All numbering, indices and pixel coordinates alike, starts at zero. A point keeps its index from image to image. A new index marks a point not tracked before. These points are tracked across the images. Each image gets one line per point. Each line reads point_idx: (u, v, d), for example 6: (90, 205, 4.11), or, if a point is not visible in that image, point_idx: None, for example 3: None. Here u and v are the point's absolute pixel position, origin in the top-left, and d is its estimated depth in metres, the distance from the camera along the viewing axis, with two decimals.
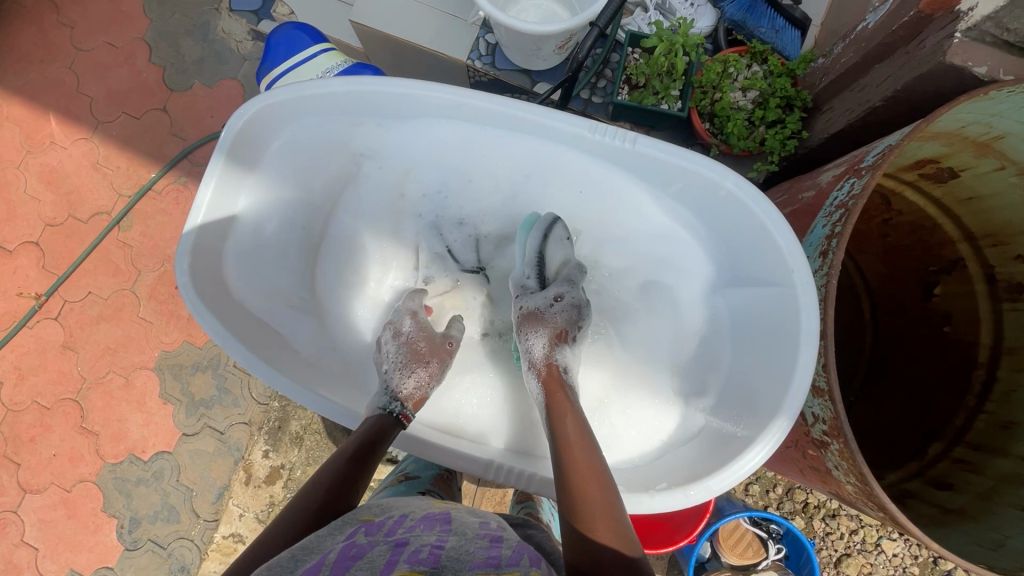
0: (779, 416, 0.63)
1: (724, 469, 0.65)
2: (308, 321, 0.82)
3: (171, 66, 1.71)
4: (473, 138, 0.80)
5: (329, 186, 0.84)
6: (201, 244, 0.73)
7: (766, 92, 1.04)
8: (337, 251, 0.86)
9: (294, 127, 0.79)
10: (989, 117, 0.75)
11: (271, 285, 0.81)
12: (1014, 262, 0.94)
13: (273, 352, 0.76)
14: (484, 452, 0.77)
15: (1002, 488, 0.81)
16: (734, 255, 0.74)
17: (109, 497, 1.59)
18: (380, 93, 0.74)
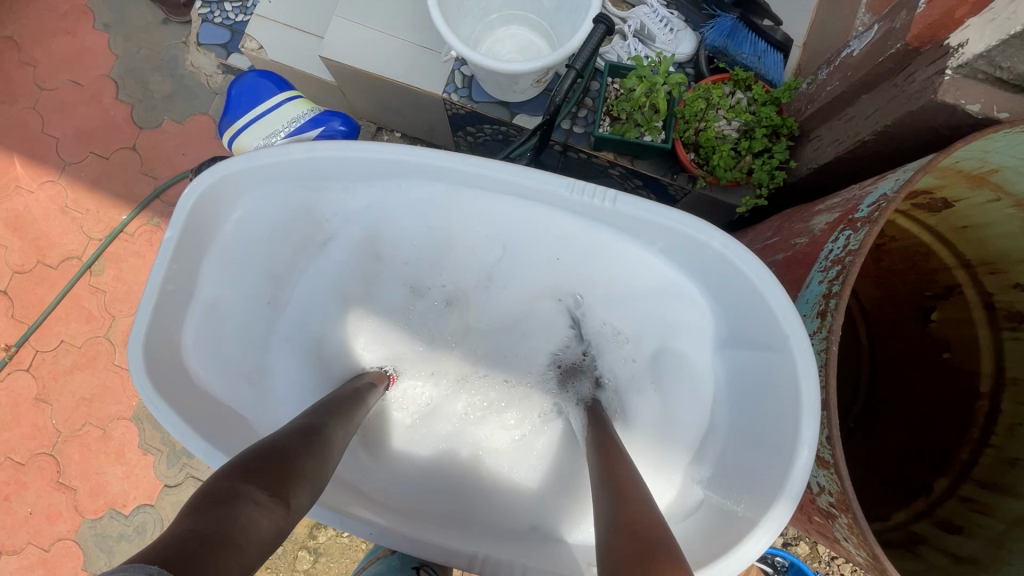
0: (785, 495, 0.57)
1: (725, 556, 0.59)
2: (280, 406, 0.75)
3: (139, 102, 1.65)
4: (446, 195, 0.76)
5: (294, 256, 0.78)
6: (157, 338, 0.66)
7: (751, 121, 1.01)
8: (309, 321, 0.80)
9: (253, 193, 0.73)
10: (984, 153, 0.72)
11: (238, 369, 0.74)
12: (1013, 290, 0.91)
13: (237, 442, 0.69)
14: (469, 540, 0.71)
15: (1015, 533, 0.78)
16: (729, 313, 0.69)
17: (89, 555, 1.52)
18: (341, 156, 0.69)
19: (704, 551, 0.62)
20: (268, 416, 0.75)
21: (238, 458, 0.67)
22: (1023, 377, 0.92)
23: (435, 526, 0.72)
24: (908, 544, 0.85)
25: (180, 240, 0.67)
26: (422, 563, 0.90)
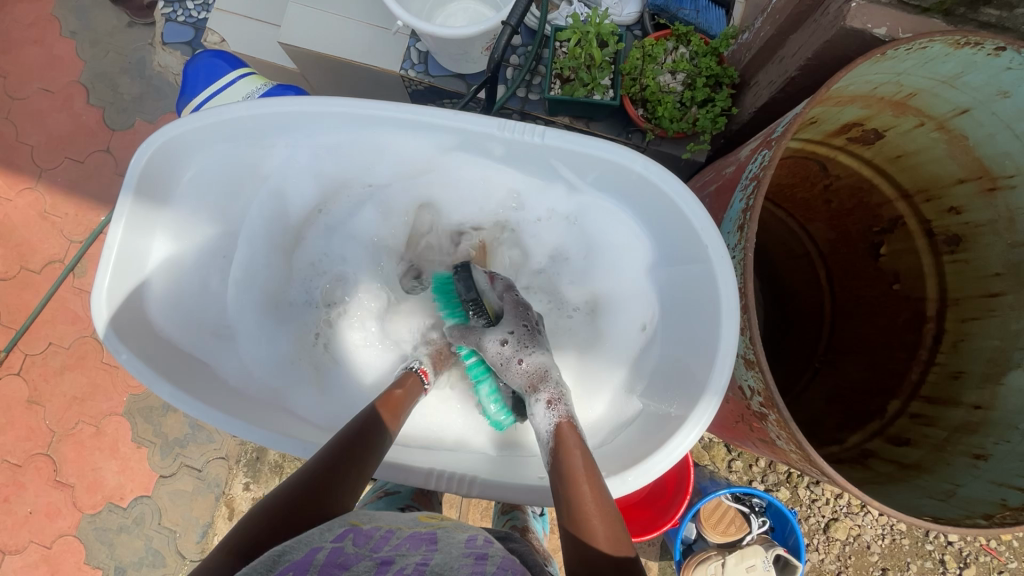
0: (707, 393, 0.63)
1: (660, 449, 0.65)
2: (236, 349, 0.83)
3: (110, 105, 1.68)
4: (386, 150, 0.80)
5: (247, 212, 0.83)
6: (117, 289, 0.73)
7: (693, 73, 1.05)
8: (265, 276, 0.86)
9: (201, 157, 0.77)
10: (897, 76, 0.76)
11: (195, 317, 0.81)
12: (949, 214, 0.95)
13: (202, 387, 0.77)
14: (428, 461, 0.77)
15: (955, 438, 0.82)
16: (656, 235, 0.75)
17: (91, 548, 1.55)
18: (285, 115, 0.73)
19: (643, 449, 0.68)
20: (231, 363, 0.82)
21: (203, 401, 0.75)
22: (964, 296, 0.96)
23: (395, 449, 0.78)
24: (860, 459, 0.90)
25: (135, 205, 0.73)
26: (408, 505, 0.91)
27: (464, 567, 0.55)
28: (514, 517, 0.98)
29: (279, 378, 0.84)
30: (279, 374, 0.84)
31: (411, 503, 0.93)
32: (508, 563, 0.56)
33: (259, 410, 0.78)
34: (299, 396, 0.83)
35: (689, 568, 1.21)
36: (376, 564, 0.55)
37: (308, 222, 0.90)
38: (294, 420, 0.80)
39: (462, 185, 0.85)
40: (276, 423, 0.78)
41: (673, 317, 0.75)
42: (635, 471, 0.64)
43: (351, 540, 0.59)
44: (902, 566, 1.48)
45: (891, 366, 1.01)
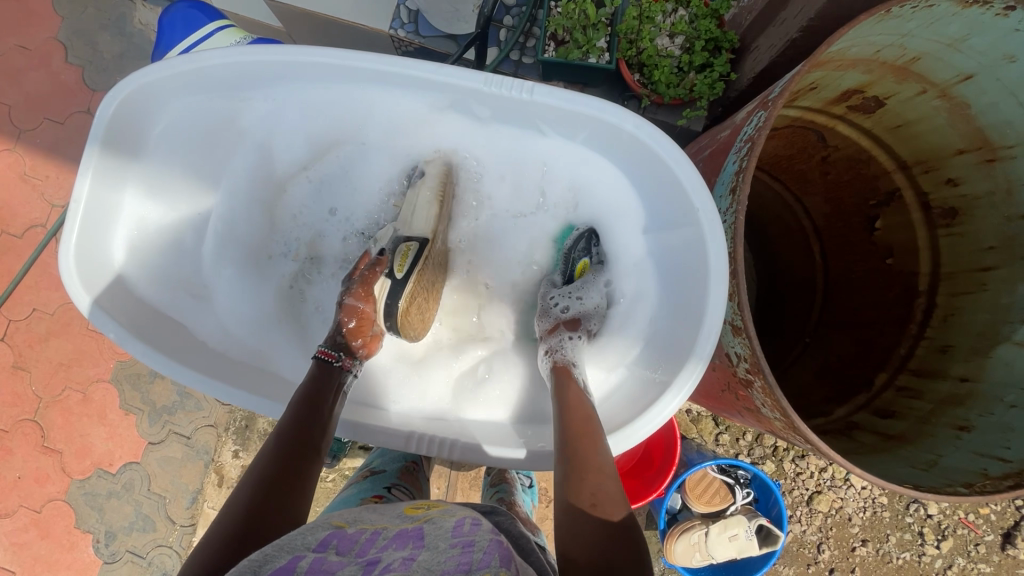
0: (691, 360, 0.64)
1: (643, 414, 0.68)
2: (214, 309, 0.82)
3: (89, 64, 1.62)
4: (371, 103, 0.78)
5: (219, 166, 0.81)
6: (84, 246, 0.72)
7: (691, 36, 1.01)
8: (244, 235, 0.84)
9: (173, 107, 0.74)
10: (901, 38, 0.73)
11: (171, 274, 0.80)
12: (946, 186, 0.93)
13: (177, 347, 0.76)
14: (409, 424, 0.80)
15: (941, 410, 0.82)
16: (648, 200, 0.73)
17: (81, 513, 1.56)
18: (258, 64, 0.70)
19: (625, 415, 0.70)
20: (208, 322, 0.81)
21: (175, 357, 0.75)
22: (957, 270, 0.95)
23: (378, 415, 0.80)
24: (845, 431, 0.90)
25: (101, 155, 0.71)
26: (394, 484, 0.90)
27: (449, 558, 0.51)
28: (502, 489, 0.97)
29: (259, 340, 0.83)
30: (258, 337, 0.83)
31: (397, 481, 0.92)
32: (494, 552, 0.52)
33: (235, 369, 0.78)
34: (280, 357, 0.83)
35: (673, 538, 1.22)
36: (361, 568, 0.51)
37: (287, 178, 0.86)
38: (275, 383, 0.80)
39: (451, 145, 0.82)
40: (254, 384, 0.78)
41: (664, 281, 0.75)
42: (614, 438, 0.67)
43: (334, 551, 0.54)
44: (882, 538, 1.51)
45: (880, 340, 1.01)
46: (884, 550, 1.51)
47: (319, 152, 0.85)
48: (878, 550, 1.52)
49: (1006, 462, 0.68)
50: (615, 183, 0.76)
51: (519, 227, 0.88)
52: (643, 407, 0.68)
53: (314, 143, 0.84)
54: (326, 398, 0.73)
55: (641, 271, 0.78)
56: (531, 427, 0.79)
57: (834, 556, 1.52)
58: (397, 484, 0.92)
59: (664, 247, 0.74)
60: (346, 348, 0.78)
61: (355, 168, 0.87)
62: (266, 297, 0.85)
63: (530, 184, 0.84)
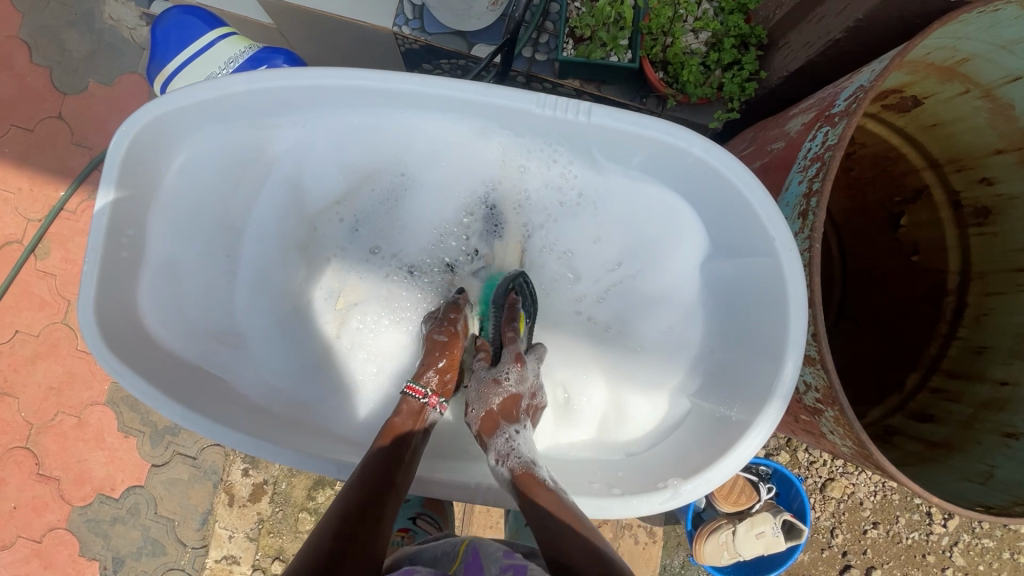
0: (774, 398, 0.63)
1: (726, 456, 0.65)
2: (250, 361, 0.78)
3: (58, 64, 1.49)
4: (408, 129, 0.77)
5: (246, 203, 0.78)
6: (108, 299, 0.67)
7: (719, 32, 0.97)
8: (278, 277, 0.81)
9: (194, 141, 0.72)
10: (955, 40, 0.72)
11: (198, 325, 0.75)
12: (980, 185, 0.92)
13: (214, 407, 0.71)
14: (473, 476, 0.75)
15: (982, 415, 0.83)
16: (712, 225, 0.73)
17: (84, 540, 1.49)
18: (290, 89, 0.69)
19: (703, 456, 0.68)
20: (247, 374, 0.77)
21: (217, 420, 0.69)
22: (988, 269, 0.94)
23: (438, 467, 0.76)
24: (885, 437, 0.89)
25: (119, 199, 0.67)
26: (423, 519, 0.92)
27: None
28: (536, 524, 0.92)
29: (306, 391, 0.80)
30: (304, 390, 0.80)
31: (420, 511, 0.99)
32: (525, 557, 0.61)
33: (285, 431, 0.73)
34: (330, 411, 0.80)
35: (700, 540, 1.22)
36: None
37: (320, 214, 0.83)
38: (324, 437, 0.76)
39: (486, 181, 0.83)
40: (307, 446, 0.73)
41: (732, 316, 0.73)
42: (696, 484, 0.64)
43: None
44: (892, 519, 1.38)
45: (910, 340, 0.99)
46: (894, 531, 1.38)
47: (347, 190, 0.83)
48: (889, 532, 1.38)
49: None
50: (676, 215, 0.74)
51: (572, 260, 0.84)
52: (723, 445, 0.66)
53: (351, 177, 0.82)
54: (409, 440, 0.70)
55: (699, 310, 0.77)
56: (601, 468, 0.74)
57: (847, 539, 1.39)
58: (419, 515, 0.98)
59: (733, 275, 0.72)
60: (432, 386, 0.76)
61: (397, 203, 0.85)
62: (305, 348, 0.82)
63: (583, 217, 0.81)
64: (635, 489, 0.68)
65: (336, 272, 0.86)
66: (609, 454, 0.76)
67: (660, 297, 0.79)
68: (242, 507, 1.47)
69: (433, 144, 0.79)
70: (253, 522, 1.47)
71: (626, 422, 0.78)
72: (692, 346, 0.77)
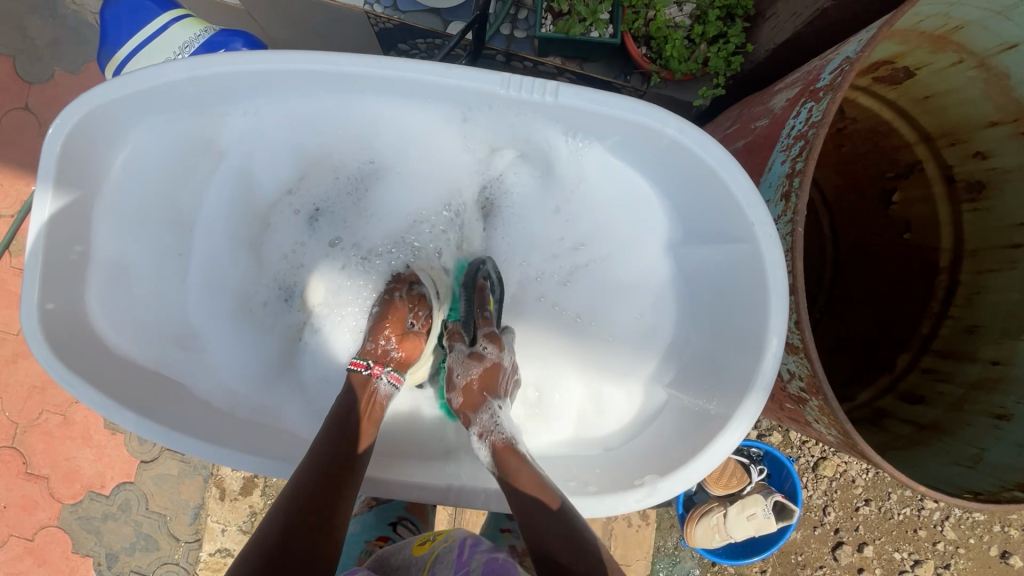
0: (754, 391, 0.61)
1: (704, 451, 0.63)
2: (207, 361, 0.78)
3: (20, 52, 1.36)
4: (363, 116, 0.74)
5: (193, 197, 0.77)
6: (54, 303, 0.66)
7: (703, 3, 0.91)
8: (232, 275, 0.81)
9: (137, 137, 0.71)
10: (948, 6, 0.68)
11: (151, 327, 0.75)
12: (973, 159, 0.89)
13: (170, 411, 0.71)
14: (443, 476, 0.73)
15: (973, 395, 0.81)
16: (689, 211, 0.71)
17: (77, 538, 1.45)
18: (231, 75, 0.66)
19: (681, 452, 0.66)
20: (206, 377, 0.77)
21: (170, 426, 0.68)
22: (981, 246, 0.91)
23: (404, 469, 0.74)
24: (875, 419, 0.88)
25: (58, 200, 0.66)
26: (400, 520, 0.89)
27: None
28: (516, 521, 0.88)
29: (265, 394, 0.79)
30: (263, 392, 0.80)
31: (405, 515, 0.91)
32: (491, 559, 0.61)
33: (244, 431, 0.73)
34: (287, 414, 0.79)
35: (692, 523, 1.21)
36: None
37: (272, 208, 0.82)
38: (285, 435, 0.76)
39: (444, 170, 0.81)
40: (267, 448, 0.72)
41: (704, 298, 0.72)
42: (673, 480, 0.63)
43: None
44: (884, 495, 1.38)
45: (900, 320, 0.97)
46: (886, 507, 1.37)
47: (302, 181, 0.82)
48: (880, 508, 1.38)
49: None
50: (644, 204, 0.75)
51: (541, 249, 0.83)
52: (702, 439, 0.64)
53: (304, 166, 0.80)
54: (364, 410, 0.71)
55: (683, 303, 0.75)
56: (576, 462, 0.74)
57: (839, 517, 1.38)
58: (403, 519, 0.91)
59: (717, 260, 0.69)
60: (374, 356, 0.76)
61: (353, 192, 0.83)
62: (264, 344, 0.83)
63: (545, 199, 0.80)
64: (611, 484, 0.68)
65: (315, 275, 0.86)
66: (581, 449, 0.75)
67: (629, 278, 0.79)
68: (234, 501, 1.43)
69: (385, 133, 0.77)
70: (246, 515, 1.44)
71: (599, 418, 0.77)
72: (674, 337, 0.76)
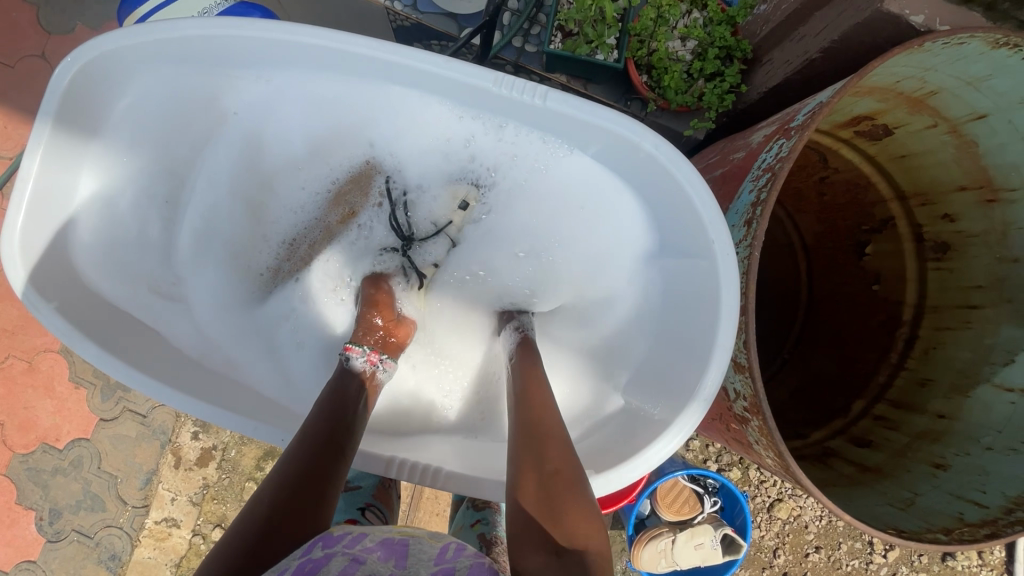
0: (694, 401, 0.64)
1: (640, 455, 0.67)
2: (184, 312, 0.81)
3: (46, 3, 1.34)
4: (371, 101, 0.78)
5: (193, 151, 0.80)
6: (32, 226, 0.70)
7: (705, 42, 0.96)
8: (224, 230, 0.83)
9: (141, 80, 0.74)
10: (923, 72, 0.73)
11: (132, 268, 0.79)
12: (942, 220, 0.92)
13: (134, 350, 0.74)
14: (390, 449, 0.75)
15: (918, 445, 0.84)
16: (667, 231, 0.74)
17: (22, 489, 1.37)
18: (236, 38, 0.69)
19: (620, 455, 0.70)
20: (180, 325, 0.80)
21: (129, 360, 0.72)
22: (943, 305, 0.94)
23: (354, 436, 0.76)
24: (823, 457, 0.90)
25: (54, 136, 0.70)
26: (367, 506, 0.91)
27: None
28: (485, 519, 0.90)
29: (240, 349, 0.82)
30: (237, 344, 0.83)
31: (371, 502, 0.93)
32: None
33: (206, 378, 0.77)
34: (258, 369, 0.82)
35: (640, 545, 1.21)
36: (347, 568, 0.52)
37: (278, 174, 0.85)
38: (247, 392, 0.79)
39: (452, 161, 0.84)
40: (228, 398, 0.75)
41: (664, 318, 0.76)
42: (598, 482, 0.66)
43: (322, 545, 0.55)
44: (834, 545, 1.37)
45: (859, 366, 1.00)
46: (836, 557, 1.36)
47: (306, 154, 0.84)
48: (830, 557, 1.37)
49: (983, 507, 0.70)
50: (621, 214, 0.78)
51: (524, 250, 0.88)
52: (643, 444, 0.68)
53: (314, 144, 0.83)
54: (352, 401, 0.71)
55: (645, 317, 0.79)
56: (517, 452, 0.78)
57: (789, 561, 1.37)
58: (370, 505, 0.92)
59: (685, 278, 0.72)
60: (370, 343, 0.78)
61: (359, 176, 0.86)
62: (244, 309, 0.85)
63: (529, 213, 0.84)
64: None
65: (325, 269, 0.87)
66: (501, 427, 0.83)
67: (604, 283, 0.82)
68: (188, 471, 1.37)
69: (392, 116, 0.80)
70: (198, 487, 1.38)
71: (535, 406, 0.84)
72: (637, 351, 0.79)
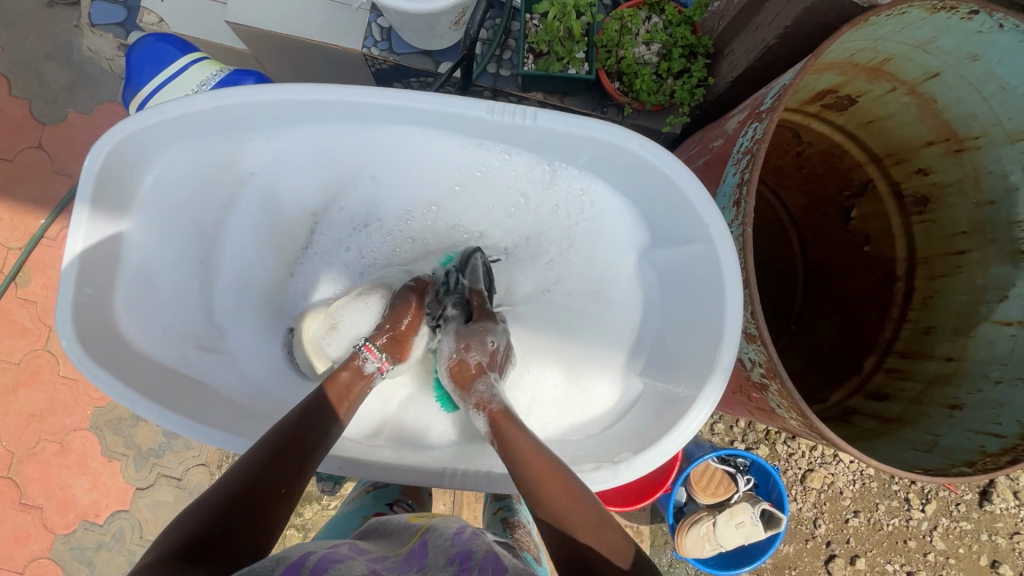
0: (715, 372, 0.68)
1: (672, 432, 0.70)
2: (231, 366, 0.85)
3: (39, 96, 1.40)
4: (375, 143, 0.84)
5: (219, 215, 0.85)
6: (82, 302, 0.73)
7: (668, 43, 1.02)
8: (259, 278, 0.89)
9: (165, 155, 0.80)
10: (873, 42, 0.78)
11: (177, 330, 0.83)
12: (917, 176, 0.97)
13: (189, 406, 0.76)
14: (440, 461, 0.78)
15: (931, 390, 0.88)
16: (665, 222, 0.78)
17: (68, 570, 1.38)
18: (242, 105, 0.76)
19: (653, 434, 0.73)
20: (230, 380, 0.84)
21: (190, 416, 0.75)
22: (932, 254, 0.99)
23: (401, 455, 0.79)
24: (844, 416, 0.93)
25: (92, 215, 0.74)
26: (396, 500, 0.90)
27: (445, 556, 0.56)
28: (507, 507, 0.93)
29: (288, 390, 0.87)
30: (277, 384, 0.87)
31: (401, 497, 0.92)
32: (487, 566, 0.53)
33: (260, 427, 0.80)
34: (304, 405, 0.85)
35: (682, 533, 1.23)
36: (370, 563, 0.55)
37: (297, 221, 0.90)
38: None
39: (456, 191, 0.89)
40: None
41: (671, 301, 0.80)
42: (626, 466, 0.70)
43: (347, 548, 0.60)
44: (871, 507, 1.38)
45: (864, 325, 1.04)
46: (875, 518, 1.38)
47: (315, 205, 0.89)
48: (869, 520, 1.39)
49: (1000, 437, 0.74)
50: (620, 211, 0.83)
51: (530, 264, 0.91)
52: (673, 420, 0.71)
53: (329, 190, 0.89)
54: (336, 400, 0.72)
55: (654, 305, 0.83)
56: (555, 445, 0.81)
57: (830, 529, 1.38)
58: (399, 500, 0.92)
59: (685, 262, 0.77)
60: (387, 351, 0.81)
61: (366, 216, 0.91)
62: (275, 356, 0.89)
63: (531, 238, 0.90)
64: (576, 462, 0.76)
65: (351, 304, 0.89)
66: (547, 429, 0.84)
67: (608, 282, 0.86)
68: None
69: (396, 155, 0.86)
70: None
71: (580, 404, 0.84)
72: (648, 337, 0.83)
